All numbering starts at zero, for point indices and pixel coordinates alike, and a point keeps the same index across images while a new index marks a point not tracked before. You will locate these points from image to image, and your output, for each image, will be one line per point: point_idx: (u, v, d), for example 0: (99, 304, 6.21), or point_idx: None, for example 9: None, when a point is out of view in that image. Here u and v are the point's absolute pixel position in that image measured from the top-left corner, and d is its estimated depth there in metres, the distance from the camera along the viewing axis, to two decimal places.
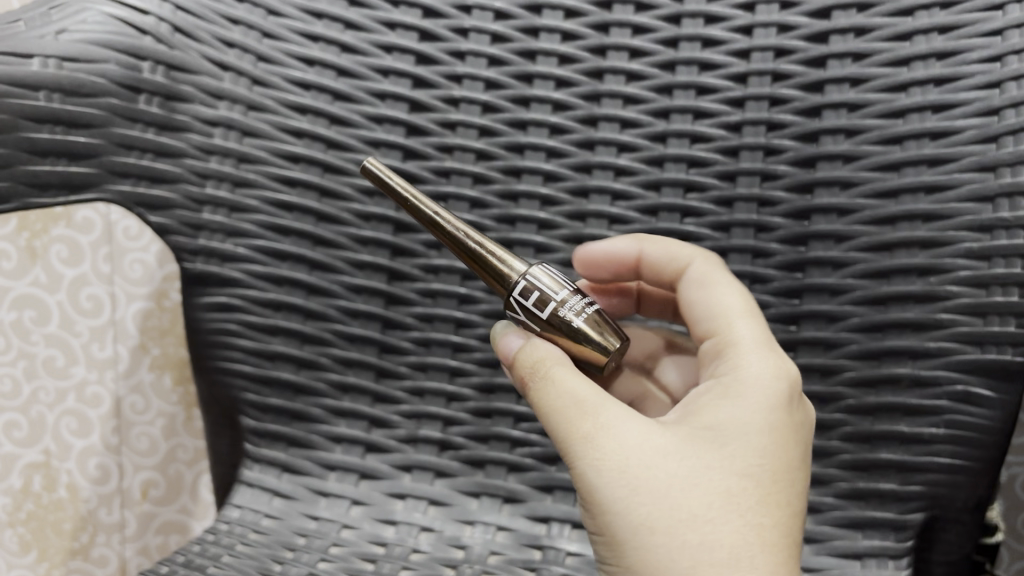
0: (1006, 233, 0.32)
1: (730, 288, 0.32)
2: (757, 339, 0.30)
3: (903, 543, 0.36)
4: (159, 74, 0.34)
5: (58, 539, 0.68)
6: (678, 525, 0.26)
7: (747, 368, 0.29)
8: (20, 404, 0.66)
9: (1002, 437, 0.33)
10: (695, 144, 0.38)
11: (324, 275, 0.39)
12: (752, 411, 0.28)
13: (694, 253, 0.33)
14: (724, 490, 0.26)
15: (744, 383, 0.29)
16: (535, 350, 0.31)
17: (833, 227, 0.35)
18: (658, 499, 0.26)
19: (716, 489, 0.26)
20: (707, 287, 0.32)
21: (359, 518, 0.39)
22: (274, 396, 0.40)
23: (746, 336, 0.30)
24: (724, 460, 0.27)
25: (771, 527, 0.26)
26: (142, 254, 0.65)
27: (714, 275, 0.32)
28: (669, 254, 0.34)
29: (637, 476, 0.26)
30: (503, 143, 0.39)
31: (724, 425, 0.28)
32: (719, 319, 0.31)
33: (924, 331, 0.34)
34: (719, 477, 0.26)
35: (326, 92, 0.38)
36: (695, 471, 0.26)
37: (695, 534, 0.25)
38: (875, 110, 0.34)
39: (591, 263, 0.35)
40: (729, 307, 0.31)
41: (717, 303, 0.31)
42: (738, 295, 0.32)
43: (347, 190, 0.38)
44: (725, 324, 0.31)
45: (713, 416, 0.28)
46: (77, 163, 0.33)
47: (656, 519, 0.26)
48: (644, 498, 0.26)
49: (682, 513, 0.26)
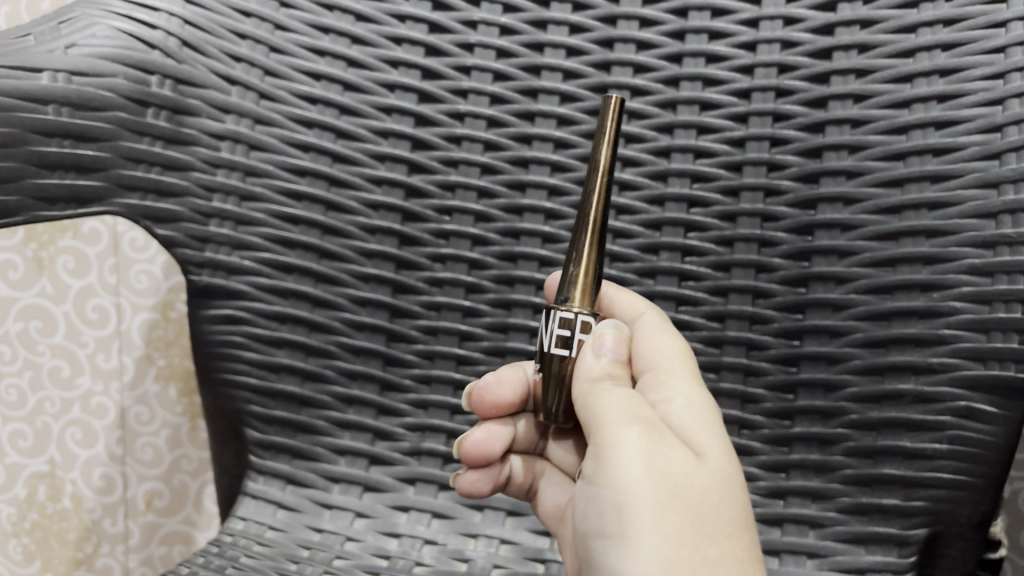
0: (1009, 250, 0.32)
1: (666, 334, 0.32)
2: (696, 377, 0.31)
3: (906, 559, 0.36)
4: (167, 88, 0.35)
5: (62, 549, 0.69)
6: (701, 541, 0.25)
7: (696, 397, 0.29)
8: (26, 414, 0.67)
9: (1004, 453, 0.33)
10: (699, 159, 0.38)
11: (330, 288, 0.39)
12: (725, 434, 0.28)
13: (640, 299, 0.35)
14: (729, 504, 0.26)
15: (707, 407, 0.29)
16: (594, 367, 0.29)
17: (836, 242, 0.36)
18: (688, 510, 0.25)
19: (726, 502, 0.26)
20: (651, 332, 0.33)
21: (363, 530, 0.39)
22: (279, 409, 0.40)
23: (686, 376, 0.30)
24: (724, 473, 0.27)
25: (754, 543, 0.27)
26: (148, 265, 0.64)
27: (666, 326, 0.33)
28: (627, 306, 0.34)
29: (671, 482, 0.25)
30: (508, 158, 0.39)
31: (709, 438, 0.28)
32: (657, 359, 0.31)
33: (928, 347, 0.34)
34: (725, 490, 0.26)
35: (333, 107, 0.38)
36: (708, 483, 0.26)
37: (713, 547, 0.25)
38: (878, 126, 0.35)
39: (491, 391, 0.34)
40: (672, 350, 0.32)
41: (656, 347, 0.32)
42: (677, 343, 0.32)
43: (353, 204, 0.39)
44: (666, 361, 0.31)
45: (693, 430, 0.28)
46: (85, 176, 0.32)
47: (684, 531, 0.25)
48: (676, 509, 0.25)
49: (702, 525, 0.25)
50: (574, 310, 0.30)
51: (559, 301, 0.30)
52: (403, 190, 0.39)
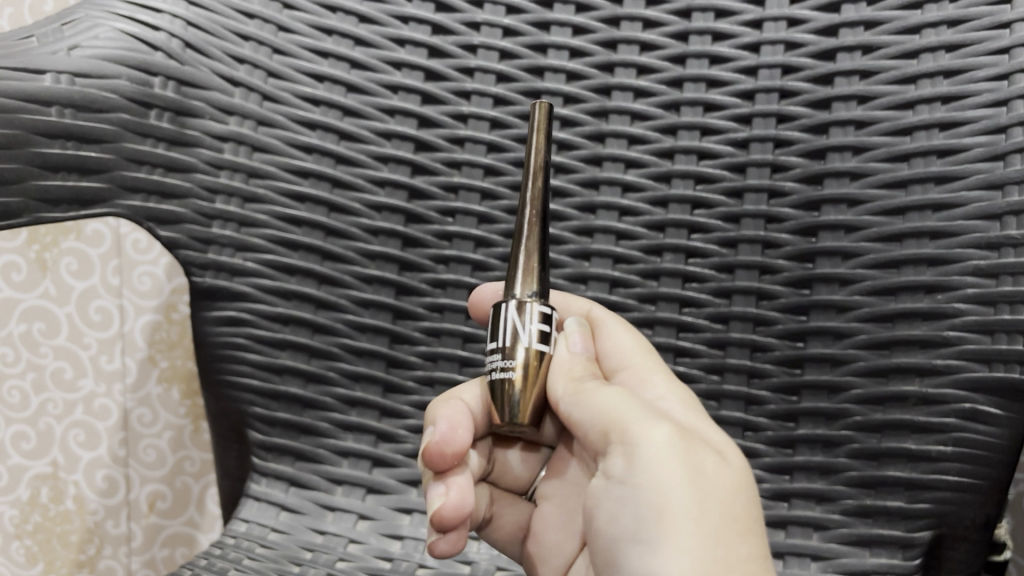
0: (1014, 251, 0.32)
1: (628, 331, 0.33)
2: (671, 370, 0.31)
3: (910, 562, 0.35)
4: (170, 89, 0.35)
5: (64, 552, 0.68)
6: (741, 537, 0.25)
7: (686, 389, 0.30)
8: (29, 416, 0.66)
9: (1010, 455, 0.33)
10: (702, 161, 0.38)
11: (333, 290, 0.39)
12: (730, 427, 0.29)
13: (580, 301, 0.35)
14: (753, 497, 0.26)
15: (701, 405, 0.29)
16: (571, 360, 0.30)
17: (840, 244, 0.35)
18: (721, 509, 0.25)
19: (751, 497, 0.26)
20: (609, 329, 0.33)
21: (366, 533, 0.39)
22: (282, 411, 0.40)
23: (665, 373, 0.31)
24: (743, 465, 0.27)
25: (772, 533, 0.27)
26: (150, 267, 0.65)
27: (619, 321, 0.33)
28: (566, 306, 0.35)
29: (702, 480, 0.25)
30: (510, 159, 0.39)
31: (720, 431, 0.28)
32: (626, 356, 0.32)
33: (933, 348, 0.34)
34: (748, 483, 0.26)
35: (336, 109, 0.38)
36: (735, 480, 0.26)
37: (749, 543, 0.25)
38: (883, 128, 0.35)
39: (450, 440, 0.31)
40: (640, 346, 0.32)
41: (620, 346, 0.32)
42: (638, 340, 0.32)
43: (356, 206, 0.39)
44: (639, 357, 0.31)
45: (704, 423, 0.28)
46: (88, 178, 0.32)
47: (726, 528, 0.25)
48: (713, 508, 0.25)
49: (739, 521, 0.25)
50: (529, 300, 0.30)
51: (515, 295, 0.30)
52: (406, 192, 0.39)
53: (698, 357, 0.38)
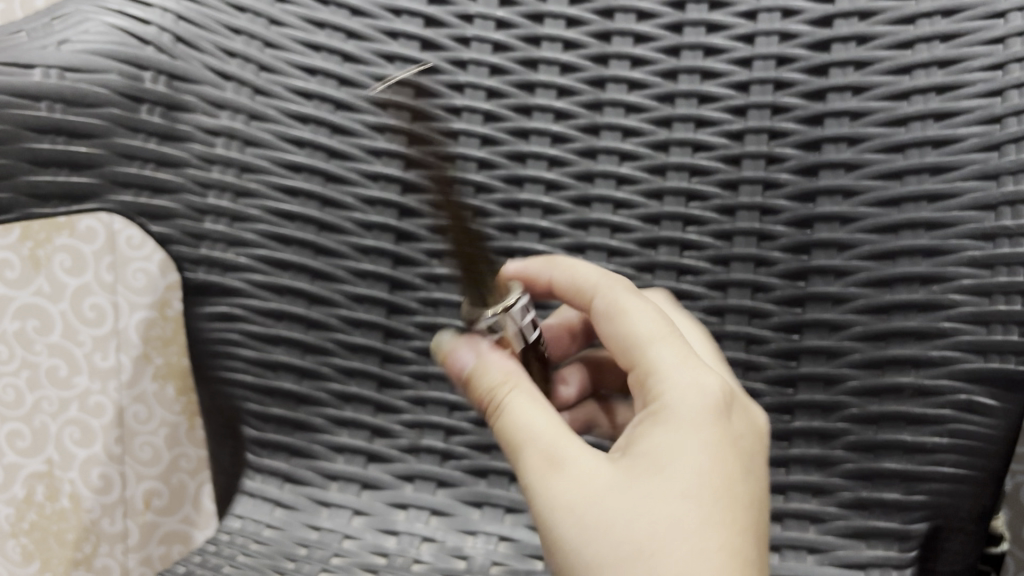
0: (1009, 242, 0.31)
1: (647, 314, 0.30)
2: (677, 359, 0.29)
3: (907, 554, 0.35)
4: (161, 83, 0.35)
5: (60, 549, 0.69)
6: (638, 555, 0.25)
7: (669, 395, 0.28)
8: (23, 414, 0.67)
9: (1006, 447, 0.33)
10: (698, 152, 0.37)
11: (326, 285, 0.39)
12: (698, 438, 0.27)
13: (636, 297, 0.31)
14: (670, 509, 0.26)
15: (676, 408, 0.28)
16: (483, 379, 0.29)
17: (836, 235, 0.35)
18: (608, 539, 0.25)
19: (664, 512, 0.25)
20: (618, 316, 0.31)
21: (361, 528, 0.39)
22: (276, 406, 0.40)
23: (675, 355, 0.29)
24: (665, 479, 0.26)
25: (720, 545, 0.25)
26: (145, 263, 0.63)
27: (628, 301, 0.31)
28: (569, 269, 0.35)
29: (589, 507, 0.26)
30: (504, 152, 0.39)
31: (660, 448, 0.27)
32: (634, 349, 0.30)
33: (927, 340, 0.34)
34: (663, 500, 0.26)
35: (328, 102, 0.38)
36: (634, 499, 0.26)
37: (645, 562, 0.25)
38: (878, 119, 0.34)
39: None
40: (648, 333, 0.30)
41: (636, 325, 0.30)
42: (656, 319, 0.30)
43: (348, 200, 0.38)
44: (640, 353, 0.29)
45: (654, 441, 0.27)
46: (78, 173, 0.32)
47: (613, 549, 0.25)
48: (603, 538, 0.25)
49: (637, 536, 0.25)
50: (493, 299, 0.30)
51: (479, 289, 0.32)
52: (399, 185, 0.39)
53: None
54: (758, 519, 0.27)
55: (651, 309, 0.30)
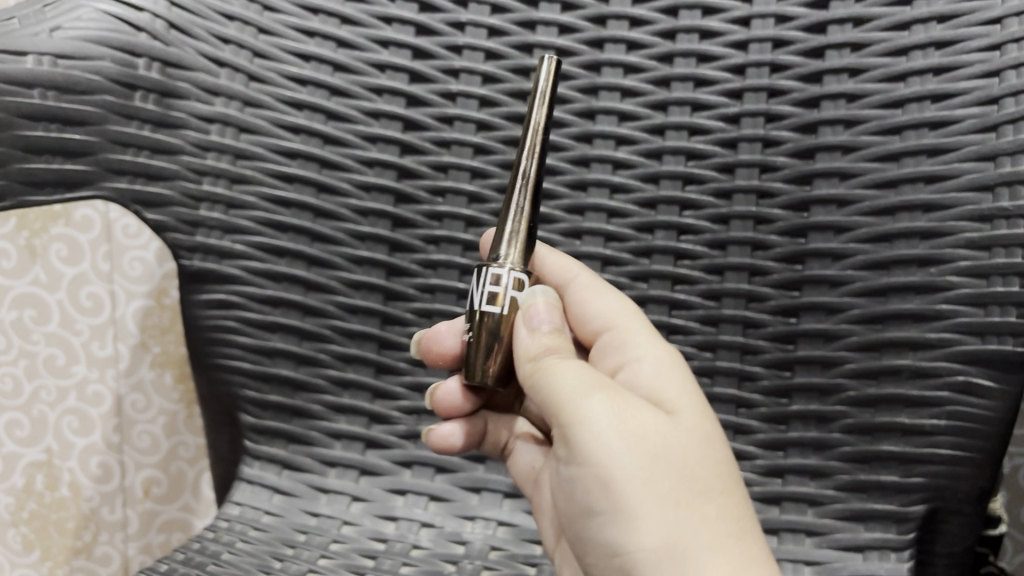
0: (1007, 223, 0.31)
1: (620, 293, 0.33)
2: (649, 329, 0.32)
3: (905, 535, 0.36)
4: (155, 70, 0.34)
5: (60, 538, 0.69)
6: (699, 491, 0.26)
7: (658, 353, 0.30)
8: (21, 402, 0.66)
9: (1003, 428, 0.33)
10: (694, 136, 0.37)
11: (322, 271, 0.39)
12: (698, 392, 0.29)
13: (608, 291, 0.34)
14: (711, 451, 0.27)
15: (669, 364, 0.30)
16: (545, 340, 0.29)
17: (832, 218, 0.35)
18: (675, 474, 0.26)
19: (708, 454, 0.27)
20: (599, 292, 0.33)
21: (359, 514, 0.39)
22: (273, 393, 0.40)
23: (645, 326, 0.32)
24: (697, 424, 0.28)
25: (742, 489, 0.28)
26: (142, 252, 0.64)
27: (602, 283, 0.34)
28: (560, 268, 0.35)
29: (654, 441, 0.26)
30: (500, 138, 0.39)
31: (677, 396, 0.29)
32: (616, 317, 0.32)
33: (925, 322, 0.34)
34: (704, 442, 0.27)
35: (324, 88, 0.38)
36: (682, 439, 0.27)
37: (706, 499, 0.26)
38: (873, 101, 0.34)
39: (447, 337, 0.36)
40: (624, 307, 0.33)
41: (610, 301, 0.33)
42: (625, 299, 0.33)
43: (345, 186, 0.38)
44: (622, 320, 0.32)
45: (662, 389, 0.29)
46: (73, 161, 0.32)
47: (681, 484, 0.26)
48: (668, 472, 0.26)
49: (696, 473, 0.26)
50: (509, 266, 0.30)
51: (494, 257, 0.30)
52: (395, 171, 0.39)
53: (691, 335, 0.38)
54: None
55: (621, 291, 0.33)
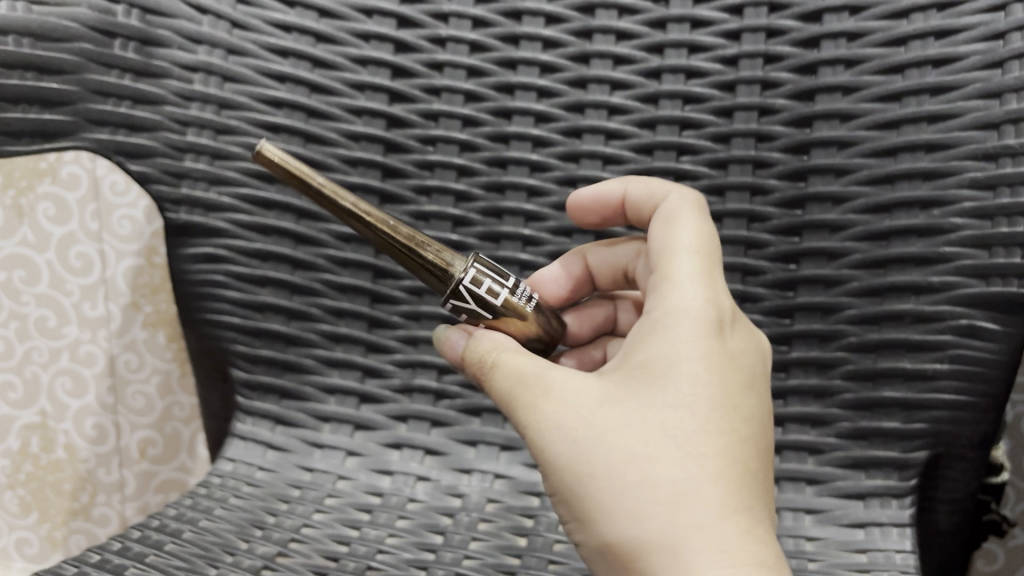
0: (1011, 162, 0.30)
1: (691, 225, 0.31)
2: (693, 271, 0.30)
3: (906, 482, 0.35)
4: (134, 17, 0.34)
5: (59, 500, 0.70)
6: (631, 464, 0.25)
7: (679, 301, 0.29)
8: (13, 365, 0.66)
9: (1009, 372, 0.33)
10: (690, 80, 0.36)
11: (311, 224, 0.38)
12: (700, 346, 0.28)
13: (685, 220, 0.31)
14: (663, 421, 0.26)
15: (681, 317, 0.28)
16: (482, 341, 0.30)
17: (832, 160, 0.34)
18: (600, 453, 0.26)
19: (654, 425, 0.26)
20: (671, 222, 0.31)
21: (354, 469, 0.38)
22: (265, 348, 0.39)
23: (696, 265, 0.30)
24: (657, 394, 0.27)
25: (714, 455, 0.26)
26: (131, 210, 0.62)
27: (680, 211, 0.32)
28: (649, 191, 0.34)
29: (579, 424, 0.27)
30: (491, 84, 0.38)
31: (657, 359, 0.28)
32: (665, 253, 0.31)
33: (928, 266, 0.33)
34: (656, 412, 0.26)
35: (309, 34, 0.37)
36: (622, 414, 0.27)
37: (635, 472, 0.25)
38: (874, 39, 0.33)
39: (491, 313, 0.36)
40: (680, 244, 0.30)
41: (674, 233, 0.31)
42: (697, 230, 0.31)
43: (332, 135, 0.37)
44: (668, 260, 0.30)
45: (648, 351, 0.28)
46: (50, 111, 0.31)
47: (602, 463, 0.26)
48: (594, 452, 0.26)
49: (628, 450, 0.26)
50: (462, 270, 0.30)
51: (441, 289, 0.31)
52: (384, 120, 0.38)
53: None
54: (756, 431, 0.28)
55: (698, 221, 0.31)
